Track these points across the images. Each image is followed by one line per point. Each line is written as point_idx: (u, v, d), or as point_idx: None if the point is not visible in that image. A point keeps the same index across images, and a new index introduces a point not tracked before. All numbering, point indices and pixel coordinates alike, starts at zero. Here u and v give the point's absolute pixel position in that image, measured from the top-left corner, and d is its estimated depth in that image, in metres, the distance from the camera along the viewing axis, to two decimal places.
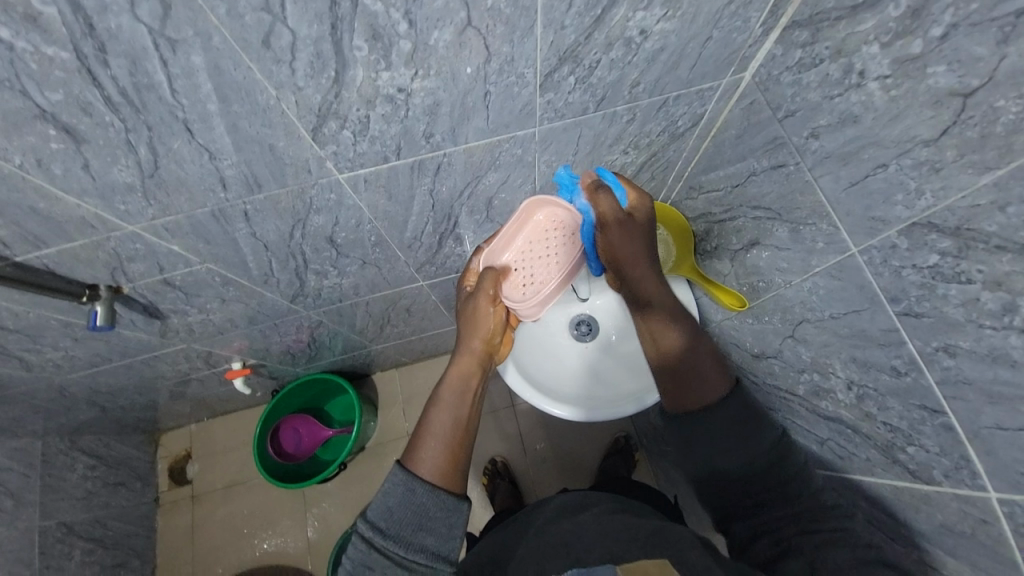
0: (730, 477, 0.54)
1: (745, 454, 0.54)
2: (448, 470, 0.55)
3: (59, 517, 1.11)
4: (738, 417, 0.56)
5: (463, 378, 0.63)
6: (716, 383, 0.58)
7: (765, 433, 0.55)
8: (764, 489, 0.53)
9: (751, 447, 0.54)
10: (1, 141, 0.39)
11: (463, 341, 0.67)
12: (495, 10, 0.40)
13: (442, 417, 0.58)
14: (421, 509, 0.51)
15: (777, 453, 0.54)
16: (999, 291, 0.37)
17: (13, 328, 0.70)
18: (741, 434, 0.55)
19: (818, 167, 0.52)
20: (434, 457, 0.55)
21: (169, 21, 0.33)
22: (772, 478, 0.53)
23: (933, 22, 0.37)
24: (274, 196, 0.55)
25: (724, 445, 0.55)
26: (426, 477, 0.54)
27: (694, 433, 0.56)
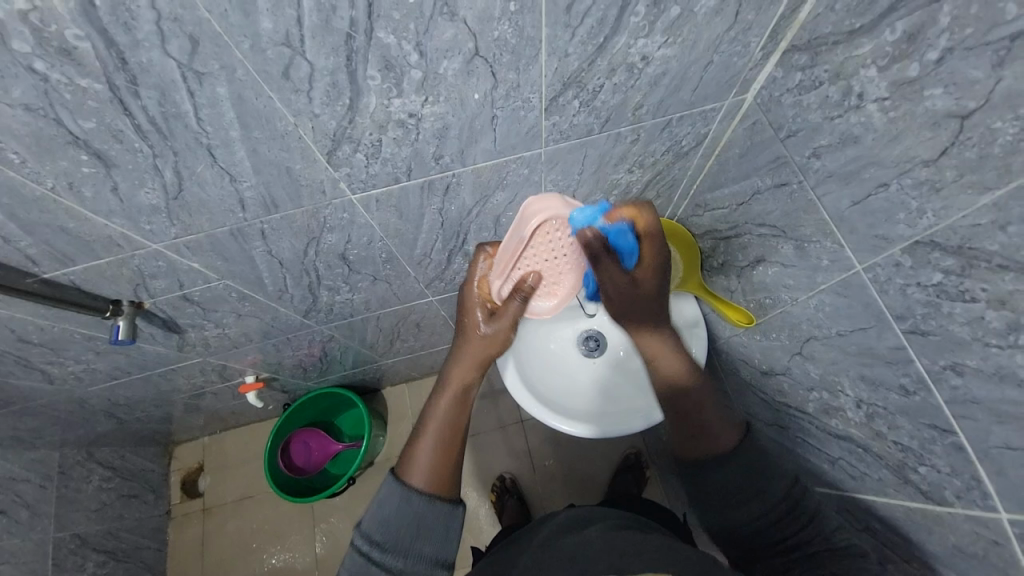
0: (741, 530, 0.53)
1: (758, 504, 0.52)
2: (437, 479, 0.56)
3: (73, 528, 1.13)
4: (750, 467, 0.54)
5: (458, 393, 0.61)
6: (725, 432, 0.57)
7: (777, 481, 0.53)
8: (779, 535, 0.51)
9: (766, 496, 0.52)
10: (37, 166, 0.42)
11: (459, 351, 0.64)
12: (502, 41, 0.42)
13: (435, 430, 0.59)
14: (415, 519, 0.53)
15: (792, 498, 0.53)
16: (1004, 309, 0.37)
17: (38, 341, 0.73)
18: (756, 487, 0.53)
19: (820, 185, 0.52)
20: (425, 468, 0.56)
21: (197, 56, 0.36)
22: (787, 525, 0.52)
23: (928, 47, 0.38)
24: (289, 215, 0.57)
25: (734, 496, 0.53)
26: (417, 485, 0.55)
27: (709, 472, 0.56)
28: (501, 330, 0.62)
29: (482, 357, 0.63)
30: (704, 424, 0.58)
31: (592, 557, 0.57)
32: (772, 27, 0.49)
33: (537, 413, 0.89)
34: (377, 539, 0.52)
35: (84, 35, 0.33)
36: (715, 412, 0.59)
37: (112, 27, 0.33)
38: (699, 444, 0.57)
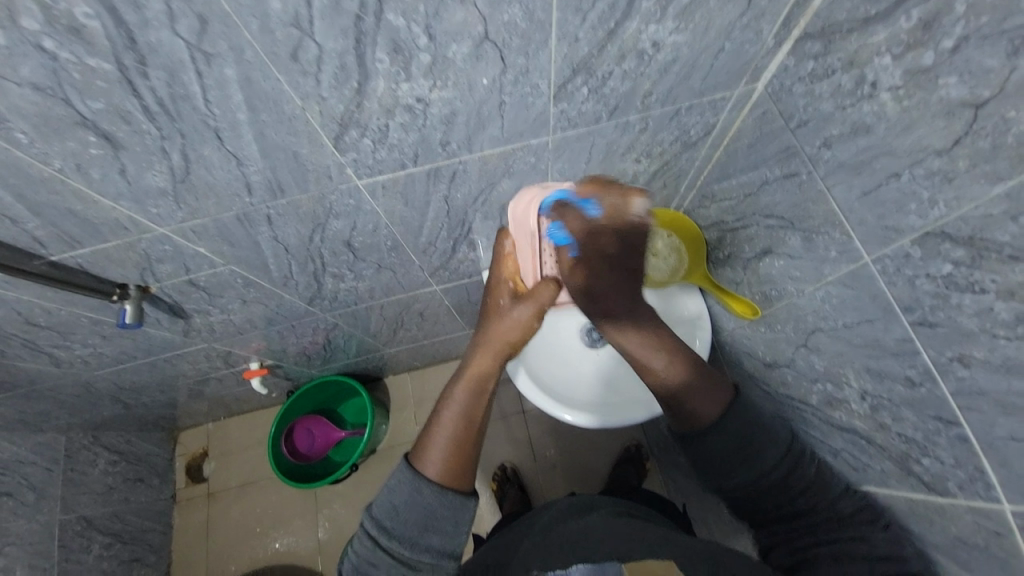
0: (734, 491, 0.55)
1: (753, 472, 0.53)
2: (450, 470, 0.56)
3: (80, 510, 1.14)
4: (742, 433, 0.55)
5: (477, 377, 0.63)
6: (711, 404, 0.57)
7: (770, 449, 0.54)
8: (777, 499, 0.53)
9: (758, 463, 0.53)
10: (44, 147, 0.42)
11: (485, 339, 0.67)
12: (512, 25, 0.41)
13: (453, 413, 0.60)
14: (426, 511, 0.53)
15: (788, 461, 0.54)
16: (1013, 301, 0.37)
17: (45, 325, 0.73)
18: (748, 450, 0.54)
19: (830, 176, 0.52)
20: (439, 457, 0.56)
21: (205, 36, 0.36)
22: (785, 490, 0.53)
23: (945, 34, 0.37)
24: (296, 201, 0.57)
25: (727, 464, 0.55)
26: (431, 476, 0.55)
27: (703, 442, 0.56)
28: (529, 317, 0.67)
29: (507, 340, 0.66)
30: (685, 404, 0.59)
31: (593, 540, 0.58)
32: (785, 14, 0.48)
33: (540, 403, 0.89)
34: (383, 520, 0.53)
35: (92, 13, 0.32)
36: (696, 387, 0.59)
37: (120, 5, 0.32)
38: (681, 416, 0.59)
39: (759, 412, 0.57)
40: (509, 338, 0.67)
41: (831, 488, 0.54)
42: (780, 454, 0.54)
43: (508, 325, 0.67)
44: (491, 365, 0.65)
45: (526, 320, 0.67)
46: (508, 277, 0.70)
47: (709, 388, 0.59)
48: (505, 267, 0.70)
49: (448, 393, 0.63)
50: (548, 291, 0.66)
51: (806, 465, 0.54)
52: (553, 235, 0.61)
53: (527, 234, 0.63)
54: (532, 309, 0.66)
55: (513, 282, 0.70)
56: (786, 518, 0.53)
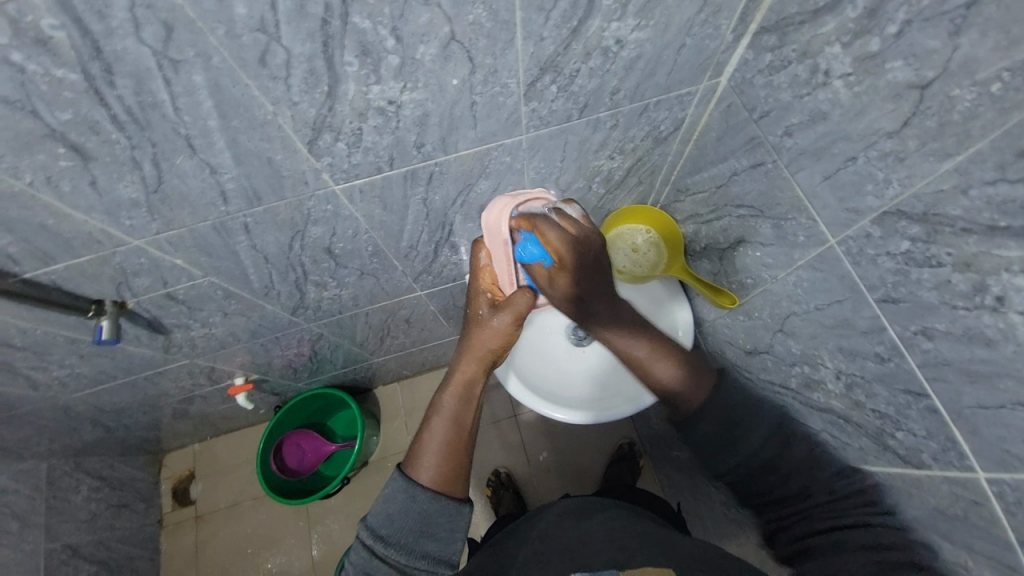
0: (731, 473, 0.64)
1: (739, 455, 0.63)
2: (447, 477, 0.57)
3: (64, 539, 1.11)
4: (723, 421, 0.64)
5: (463, 386, 0.64)
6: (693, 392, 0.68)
7: (752, 433, 0.63)
8: (768, 481, 0.63)
9: (744, 448, 0.63)
10: (13, 160, 0.42)
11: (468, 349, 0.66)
12: (478, 25, 0.42)
13: (441, 423, 0.61)
14: (422, 517, 0.53)
15: (774, 444, 0.63)
16: (969, 271, 0.39)
17: (20, 346, 0.72)
18: (734, 437, 0.63)
19: (793, 163, 0.54)
20: (432, 463, 0.58)
21: (172, 42, 0.36)
22: (775, 473, 0.63)
23: (889, 21, 0.39)
24: (272, 208, 0.57)
25: (717, 448, 0.64)
26: (424, 482, 0.56)
27: (697, 430, 0.66)
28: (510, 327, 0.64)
29: (490, 349, 0.65)
30: (676, 395, 0.70)
31: (593, 547, 0.59)
32: (742, 10, 0.50)
33: (529, 403, 0.89)
34: (378, 526, 0.52)
35: (58, 24, 0.33)
36: (689, 380, 0.69)
37: (85, 15, 0.33)
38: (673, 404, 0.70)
39: (742, 400, 0.67)
40: (492, 346, 0.65)
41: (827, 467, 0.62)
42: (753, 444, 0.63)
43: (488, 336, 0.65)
44: (477, 370, 0.66)
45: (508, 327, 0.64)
46: (486, 287, 0.66)
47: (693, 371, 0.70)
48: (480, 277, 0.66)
49: (437, 399, 0.64)
50: (525, 301, 0.63)
51: (793, 447, 0.64)
52: (527, 248, 0.57)
53: (501, 242, 0.59)
54: (511, 317, 0.64)
55: (491, 291, 0.66)
56: (789, 499, 0.63)
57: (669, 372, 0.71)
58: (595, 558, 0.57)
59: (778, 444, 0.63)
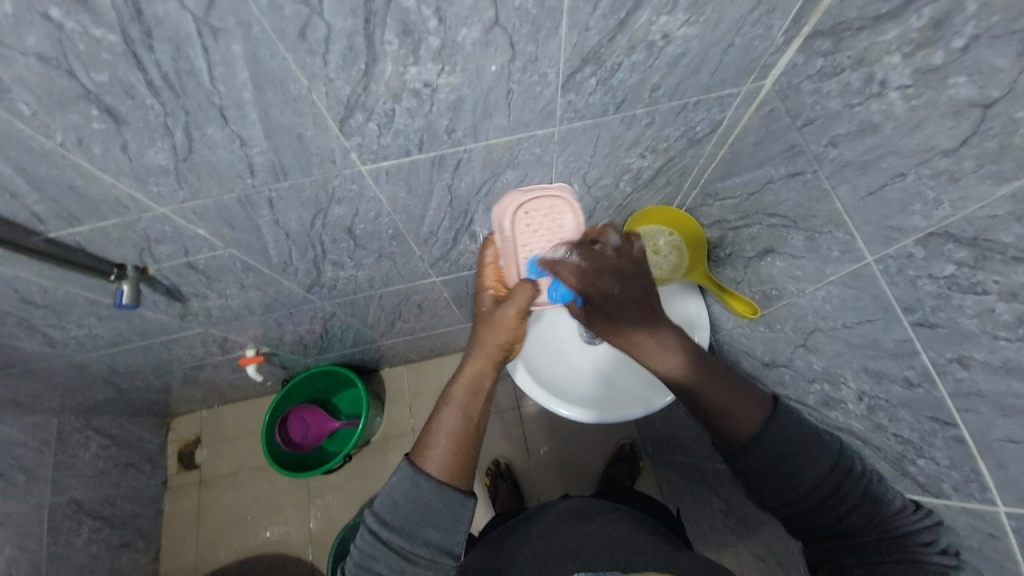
0: (779, 510, 0.51)
1: (789, 494, 0.50)
2: (455, 466, 0.56)
3: (71, 493, 1.14)
4: (778, 450, 0.51)
5: (476, 381, 0.63)
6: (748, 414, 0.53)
7: (812, 466, 0.49)
8: (818, 522, 0.49)
9: (794, 486, 0.50)
10: (46, 119, 0.41)
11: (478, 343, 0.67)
12: (523, 10, 0.41)
13: (450, 418, 0.59)
14: (424, 505, 0.53)
15: (830, 480, 0.49)
16: (1015, 302, 0.37)
17: (41, 304, 0.73)
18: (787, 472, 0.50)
19: (835, 175, 0.52)
20: (439, 453, 0.56)
21: (213, 9, 0.35)
22: (829, 511, 0.49)
23: (956, 33, 0.37)
24: (298, 184, 0.56)
25: (764, 483, 0.51)
26: (430, 472, 0.54)
27: (742, 461, 0.53)
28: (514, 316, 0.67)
29: (497, 343, 0.67)
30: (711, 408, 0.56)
31: (595, 549, 0.60)
32: (796, 11, 0.48)
33: (538, 399, 0.89)
34: (382, 510, 0.52)
35: None
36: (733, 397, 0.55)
37: None
38: (714, 425, 0.55)
39: (804, 424, 0.52)
40: (502, 339, 0.67)
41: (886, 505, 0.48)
42: (817, 476, 0.49)
43: (497, 327, 0.67)
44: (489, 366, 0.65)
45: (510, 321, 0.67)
46: (491, 285, 0.72)
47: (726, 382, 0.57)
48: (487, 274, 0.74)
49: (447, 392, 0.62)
50: (526, 293, 0.68)
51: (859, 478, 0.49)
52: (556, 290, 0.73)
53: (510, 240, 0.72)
54: (515, 309, 0.67)
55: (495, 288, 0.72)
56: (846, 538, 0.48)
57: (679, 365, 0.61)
58: (596, 560, 0.58)
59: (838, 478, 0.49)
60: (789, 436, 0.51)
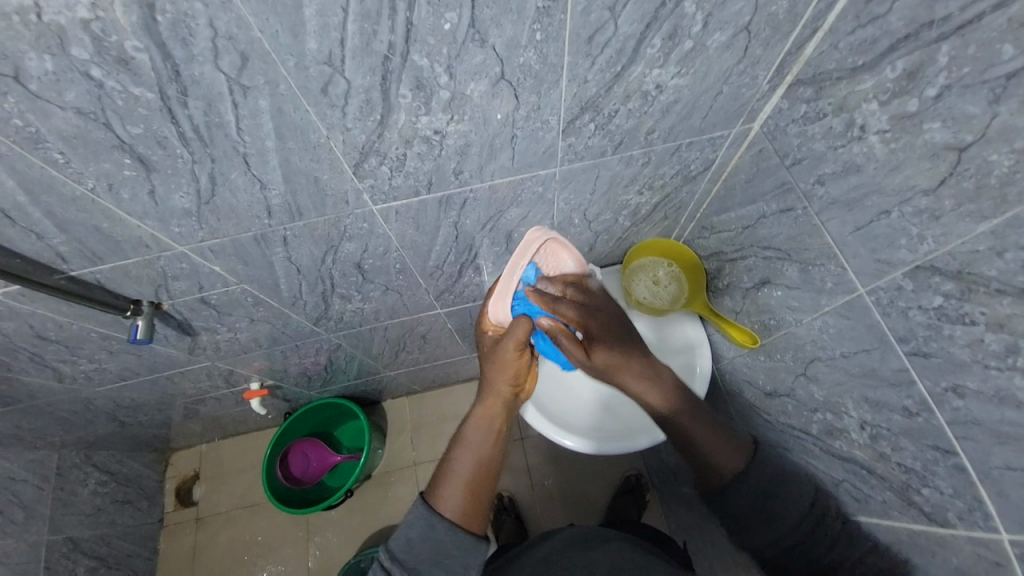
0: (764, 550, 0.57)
1: (773, 533, 0.56)
2: (467, 510, 0.55)
3: (67, 532, 1.12)
4: (758, 500, 0.57)
5: (486, 421, 0.61)
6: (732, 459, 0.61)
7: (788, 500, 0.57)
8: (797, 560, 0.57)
9: (777, 528, 0.56)
10: (81, 166, 0.44)
11: (490, 380, 0.63)
12: (527, 66, 0.45)
13: (465, 460, 0.59)
14: (437, 547, 0.52)
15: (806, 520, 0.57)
16: (1002, 332, 0.39)
17: (54, 339, 0.74)
18: (768, 514, 0.57)
19: (824, 212, 0.55)
20: (453, 496, 0.55)
21: (246, 71, 0.38)
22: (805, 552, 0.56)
23: (927, 84, 0.40)
24: (312, 223, 0.59)
25: (749, 526, 0.58)
26: (445, 514, 0.54)
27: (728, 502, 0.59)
28: (517, 355, 0.61)
29: (508, 380, 0.63)
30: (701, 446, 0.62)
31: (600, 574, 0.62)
32: (779, 63, 0.52)
33: (542, 429, 0.90)
34: (398, 548, 0.52)
35: (141, 46, 0.35)
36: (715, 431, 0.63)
37: (170, 41, 0.35)
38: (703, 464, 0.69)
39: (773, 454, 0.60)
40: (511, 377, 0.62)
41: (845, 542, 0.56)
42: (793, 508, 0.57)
43: (501, 366, 0.62)
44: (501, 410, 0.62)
45: (513, 357, 0.61)
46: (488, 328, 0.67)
47: (705, 416, 0.65)
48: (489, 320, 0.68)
49: (463, 430, 0.62)
50: (523, 328, 0.59)
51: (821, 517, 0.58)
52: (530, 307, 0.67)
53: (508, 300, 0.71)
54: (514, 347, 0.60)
55: (494, 329, 0.67)
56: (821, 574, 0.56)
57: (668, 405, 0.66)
58: None
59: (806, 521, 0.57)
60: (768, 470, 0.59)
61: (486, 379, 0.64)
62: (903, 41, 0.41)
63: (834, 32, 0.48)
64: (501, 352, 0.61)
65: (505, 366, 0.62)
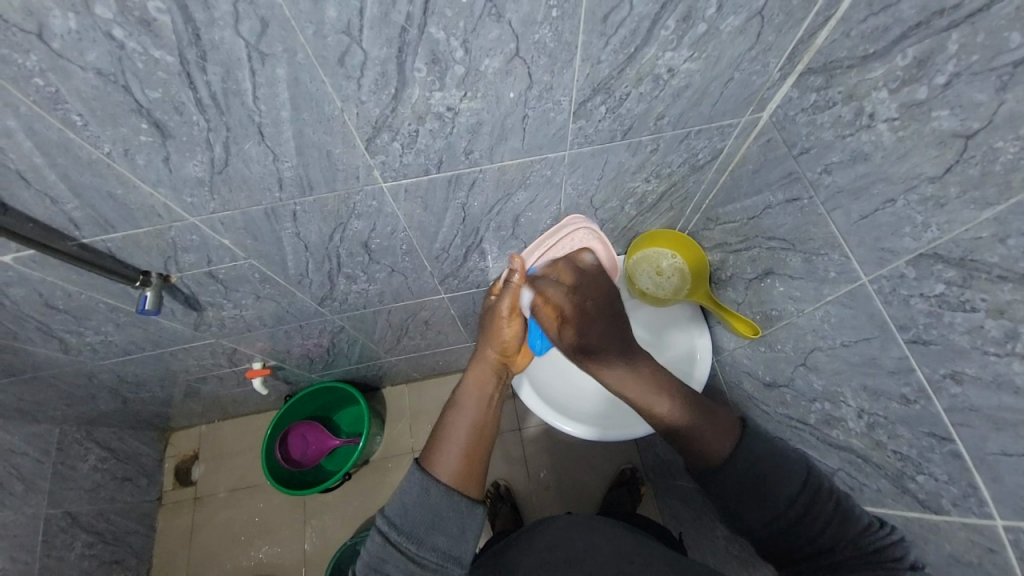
0: (762, 533, 0.56)
1: (767, 514, 0.56)
2: (463, 478, 0.55)
3: (66, 505, 1.13)
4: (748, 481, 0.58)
5: (479, 388, 0.67)
6: (719, 441, 0.61)
7: (785, 485, 0.56)
8: (800, 537, 0.54)
9: (773, 505, 0.56)
10: (98, 130, 0.45)
11: (479, 348, 0.74)
12: (542, 44, 0.45)
13: (461, 425, 0.61)
14: (434, 510, 0.51)
15: (804, 493, 0.56)
16: (1002, 318, 0.39)
17: (62, 309, 0.75)
18: (762, 494, 0.56)
19: (830, 201, 0.55)
20: (450, 461, 0.56)
21: (265, 37, 0.39)
22: (808, 527, 0.54)
23: (937, 71, 0.41)
24: (322, 199, 0.60)
25: (743, 504, 0.57)
26: (441, 479, 0.54)
27: (720, 484, 0.59)
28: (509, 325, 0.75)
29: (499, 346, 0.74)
30: (684, 436, 0.64)
31: (599, 561, 0.63)
32: (791, 50, 0.53)
33: (542, 415, 0.90)
34: (395, 514, 0.50)
35: (165, 8, 0.35)
36: (706, 428, 0.63)
37: (192, 5, 0.35)
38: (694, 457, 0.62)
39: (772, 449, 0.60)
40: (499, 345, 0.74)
41: (856, 523, 0.54)
42: (791, 492, 0.56)
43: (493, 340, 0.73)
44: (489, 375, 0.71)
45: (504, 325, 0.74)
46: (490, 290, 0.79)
47: (722, 426, 0.62)
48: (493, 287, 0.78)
49: (456, 402, 0.65)
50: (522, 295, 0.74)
51: (825, 498, 0.55)
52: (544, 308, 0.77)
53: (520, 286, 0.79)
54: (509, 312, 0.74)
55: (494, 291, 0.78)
56: (821, 554, 0.53)
57: (670, 409, 0.68)
58: (603, 569, 0.61)
59: (806, 504, 0.55)
60: (762, 459, 0.58)
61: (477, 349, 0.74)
62: (914, 29, 0.42)
63: (847, 20, 0.48)
64: (497, 319, 0.74)
65: (497, 333, 0.74)
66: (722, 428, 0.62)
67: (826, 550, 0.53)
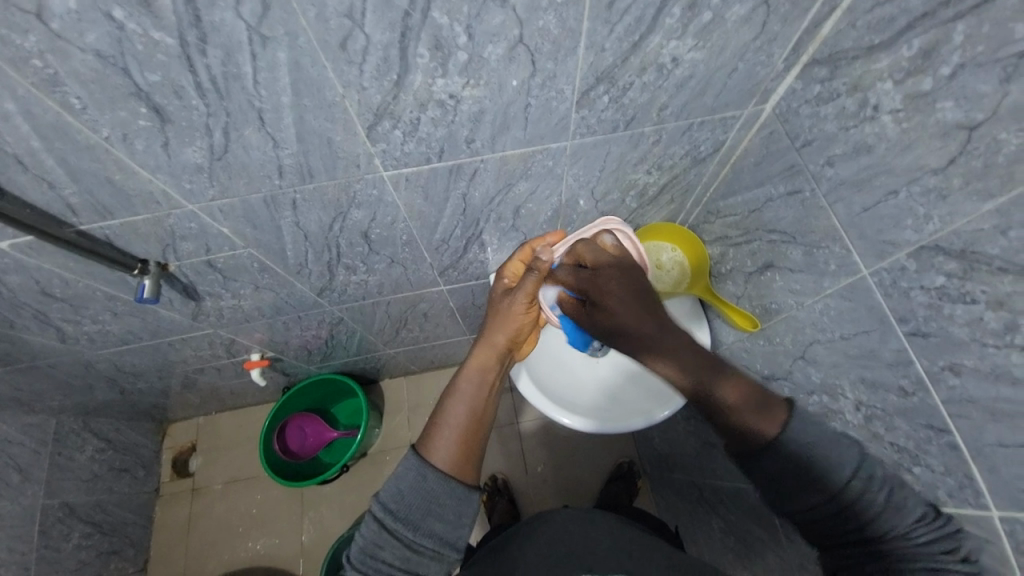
0: (799, 517, 0.49)
1: (810, 503, 0.48)
2: (461, 461, 0.54)
3: (63, 496, 1.13)
4: (795, 464, 0.48)
5: (480, 373, 0.61)
6: (767, 416, 0.50)
7: (835, 476, 0.47)
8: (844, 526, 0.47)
9: (821, 493, 0.47)
10: (96, 113, 0.44)
11: (486, 332, 0.64)
12: (546, 31, 0.45)
13: (457, 408, 0.57)
14: (430, 496, 0.51)
15: (858, 485, 0.47)
16: (1002, 310, 0.40)
17: (60, 297, 0.74)
18: (808, 482, 0.48)
19: (832, 193, 0.55)
20: (446, 445, 0.54)
21: (266, 20, 0.38)
22: (852, 517, 0.47)
23: (942, 62, 0.41)
24: (322, 187, 0.59)
25: (784, 489, 0.49)
26: (438, 464, 0.53)
27: (757, 467, 0.50)
28: (522, 308, 0.63)
29: (507, 335, 0.63)
30: (727, 409, 0.52)
31: (600, 556, 0.63)
32: (796, 41, 0.53)
33: (541, 406, 0.91)
34: (390, 500, 0.50)
35: None
36: (755, 404, 0.51)
37: None
38: (733, 433, 0.51)
39: (822, 429, 0.49)
40: (510, 331, 0.64)
41: (908, 514, 0.46)
42: (841, 484, 0.47)
43: (504, 319, 0.64)
44: (491, 360, 0.62)
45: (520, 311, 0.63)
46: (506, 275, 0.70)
47: (758, 390, 0.52)
48: (506, 268, 0.70)
49: (452, 384, 0.60)
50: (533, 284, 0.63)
51: (876, 491, 0.47)
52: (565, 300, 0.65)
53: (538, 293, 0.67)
54: (524, 297, 0.63)
55: (510, 278, 0.69)
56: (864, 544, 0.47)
57: (715, 385, 0.54)
58: (603, 564, 0.61)
59: (857, 493, 0.47)
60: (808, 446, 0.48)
61: (483, 331, 0.64)
62: (920, 20, 0.41)
63: (853, 10, 0.48)
64: (511, 303, 0.64)
65: (509, 321, 0.64)
66: (767, 402, 0.51)
67: (872, 539, 0.46)
